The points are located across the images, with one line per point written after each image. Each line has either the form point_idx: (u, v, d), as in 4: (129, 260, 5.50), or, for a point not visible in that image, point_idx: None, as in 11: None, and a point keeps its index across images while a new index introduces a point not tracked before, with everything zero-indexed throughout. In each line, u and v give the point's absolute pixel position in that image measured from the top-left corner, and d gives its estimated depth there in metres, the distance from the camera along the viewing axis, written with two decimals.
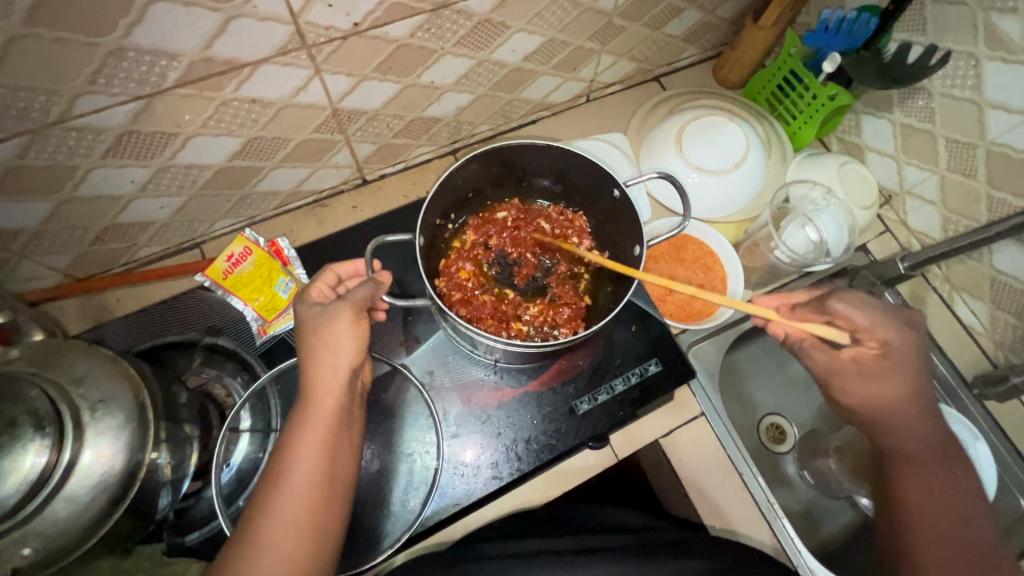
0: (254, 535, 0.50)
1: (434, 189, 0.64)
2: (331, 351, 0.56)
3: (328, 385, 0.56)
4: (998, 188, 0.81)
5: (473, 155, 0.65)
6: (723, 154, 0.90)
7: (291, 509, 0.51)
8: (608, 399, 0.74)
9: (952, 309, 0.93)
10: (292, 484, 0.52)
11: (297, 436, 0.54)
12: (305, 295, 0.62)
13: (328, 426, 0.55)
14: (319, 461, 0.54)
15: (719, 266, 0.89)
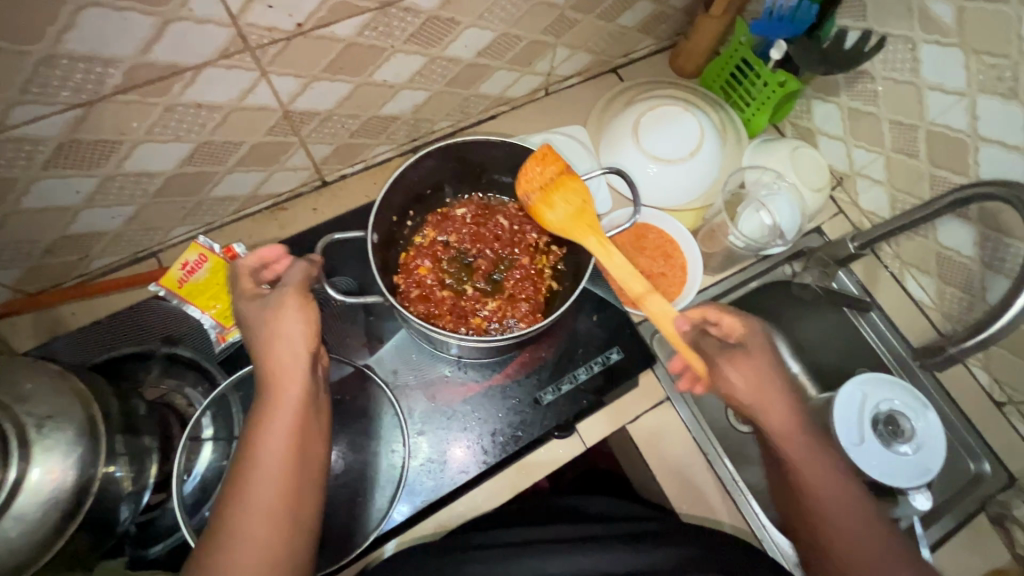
0: (227, 525, 0.50)
1: (388, 186, 0.64)
2: (284, 336, 0.57)
3: (286, 370, 0.57)
4: (938, 167, 0.84)
5: (426, 152, 0.65)
6: (679, 144, 0.92)
7: (258, 493, 0.51)
8: (572, 389, 0.75)
9: (903, 284, 0.97)
10: (256, 471, 0.52)
11: (260, 425, 0.55)
12: (238, 297, 0.61)
13: (288, 410, 0.55)
14: (284, 445, 0.54)
15: (679, 253, 0.91)
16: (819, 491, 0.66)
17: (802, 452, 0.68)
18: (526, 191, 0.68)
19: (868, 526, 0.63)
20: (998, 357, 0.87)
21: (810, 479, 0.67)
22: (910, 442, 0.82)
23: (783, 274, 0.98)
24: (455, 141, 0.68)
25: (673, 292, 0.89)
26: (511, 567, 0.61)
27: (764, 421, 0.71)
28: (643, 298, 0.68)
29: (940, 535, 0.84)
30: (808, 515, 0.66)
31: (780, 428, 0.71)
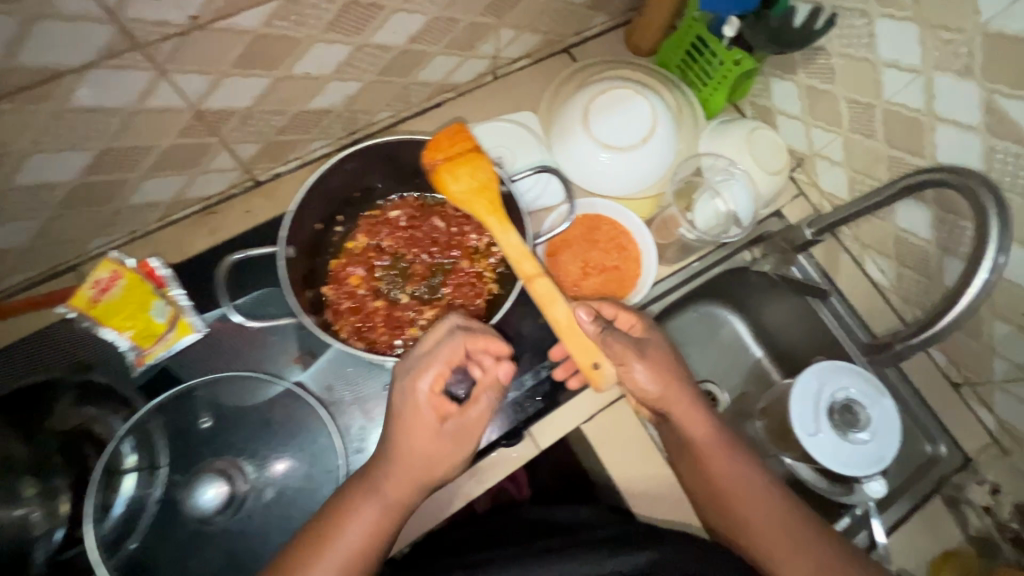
0: None
1: (303, 193, 0.59)
2: (413, 442, 0.58)
3: (398, 474, 0.58)
4: (895, 147, 0.81)
5: (345, 155, 0.60)
6: (632, 130, 0.87)
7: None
8: (518, 395, 0.74)
9: (862, 267, 0.96)
10: (332, 555, 0.55)
11: (348, 504, 0.58)
12: (433, 364, 0.59)
13: (387, 513, 0.58)
14: (363, 535, 0.56)
15: (633, 246, 0.88)
16: (748, 510, 0.66)
17: (732, 472, 0.67)
18: (430, 157, 0.59)
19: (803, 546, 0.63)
20: (955, 340, 0.87)
21: (739, 498, 0.66)
22: (867, 432, 0.81)
23: (742, 260, 0.96)
24: (381, 140, 0.63)
25: (626, 287, 0.86)
26: None
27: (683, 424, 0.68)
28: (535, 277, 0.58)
29: (896, 520, 0.85)
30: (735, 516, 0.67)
31: (708, 447, 0.68)
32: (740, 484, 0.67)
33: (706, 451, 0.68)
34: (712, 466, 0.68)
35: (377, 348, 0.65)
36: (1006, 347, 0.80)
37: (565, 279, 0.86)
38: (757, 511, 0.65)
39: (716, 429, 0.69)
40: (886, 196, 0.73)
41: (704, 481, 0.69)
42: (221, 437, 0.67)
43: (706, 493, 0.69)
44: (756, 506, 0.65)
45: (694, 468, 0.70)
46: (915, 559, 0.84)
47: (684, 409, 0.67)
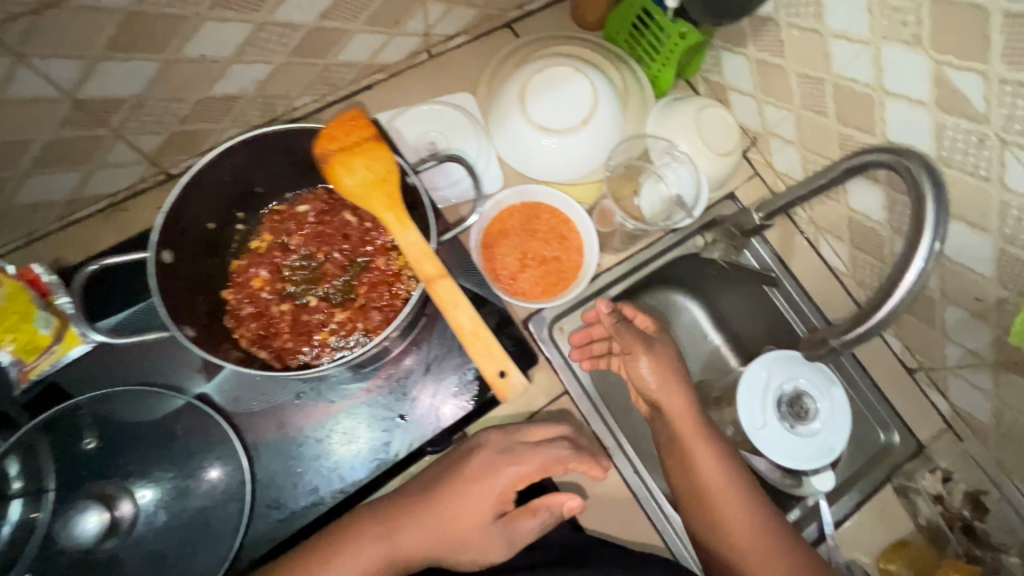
0: None
1: (178, 190, 0.53)
2: (451, 517, 0.61)
3: (417, 530, 0.61)
4: (846, 124, 0.76)
5: (225, 147, 0.53)
6: (571, 110, 0.81)
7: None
8: (444, 400, 0.67)
9: (818, 250, 0.92)
10: None
11: (352, 536, 0.60)
12: (529, 463, 0.63)
13: (388, 560, 0.60)
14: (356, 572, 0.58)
15: (575, 235, 0.84)
16: (729, 512, 0.68)
17: (715, 484, 0.69)
18: (324, 147, 0.53)
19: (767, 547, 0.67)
20: (909, 325, 0.84)
21: (712, 490, 0.69)
22: (813, 424, 0.79)
23: (693, 246, 0.90)
24: (270, 129, 0.56)
25: (567, 279, 0.83)
26: None
27: (673, 417, 0.72)
28: (436, 283, 0.55)
29: (844, 511, 0.83)
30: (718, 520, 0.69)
31: (697, 454, 0.70)
32: (727, 492, 0.69)
33: (687, 438, 0.71)
34: (692, 456, 0.70)
35: (281, 357, 0.60)
36: (959, 334, 0.77)
37: (502, 271, 0.82)
38: (728, 505, 0.69)
39: (696, 415, 0.72)
40: (829, 180, 0.68)
41: (681, 467, 0.72)
42: (106, 457, 0.62)
43: (681, 480, 0.72)
44: (728, 501, 0.69)
45: (674, 454, 0.72)
46: (864, 550, 0.82)
47: (682, 408, 0.72)
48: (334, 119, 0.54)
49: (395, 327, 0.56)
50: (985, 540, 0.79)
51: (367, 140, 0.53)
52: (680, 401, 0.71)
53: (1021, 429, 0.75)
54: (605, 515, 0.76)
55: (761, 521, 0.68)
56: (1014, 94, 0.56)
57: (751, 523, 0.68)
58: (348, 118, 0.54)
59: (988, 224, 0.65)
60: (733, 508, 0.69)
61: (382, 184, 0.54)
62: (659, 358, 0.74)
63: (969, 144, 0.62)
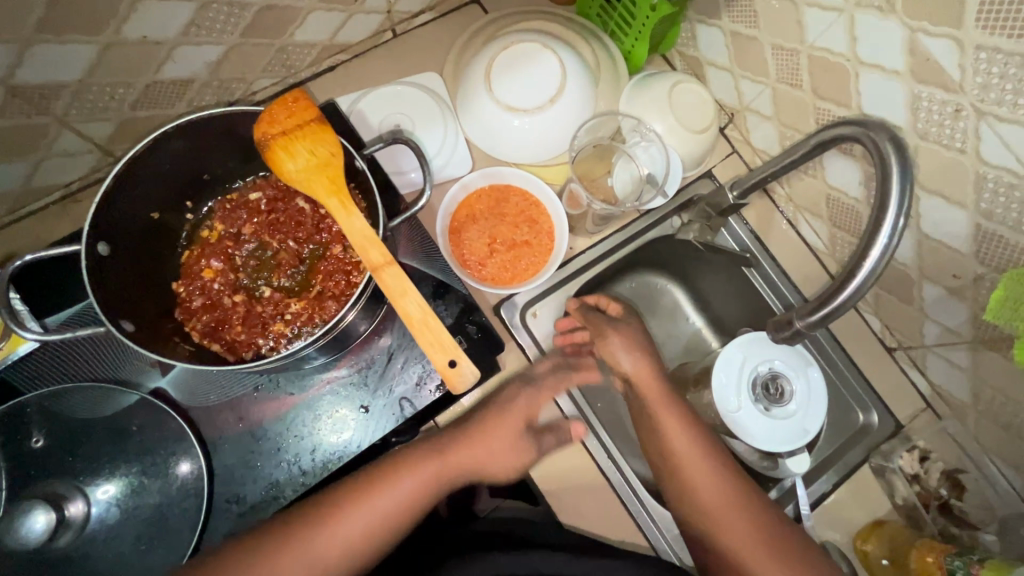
0: (315, 528, 0.58)
1: (112, 177, 0.51)
2: (486, 439, 0.67)
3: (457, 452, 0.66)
4: (823, 98, 0.73)
5: (160, 132, 0.51)
6: (538, 88, 0.77)
7: (360, 529, 0.59)
8: (405, 391, 0.67)
9: (797, 229, 0.90)
10: (384, 501, 0.61)
11: (405, 456, 0.63)
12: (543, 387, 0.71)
13: (441, 476, 0.64)
14: (412, 490, 0.62)
15: (545, 218, 0.82)
16: (692, 468, 0.72)
17: (684, 442, 0.73)
18: (264, 131, 0.51)
19: (746, 520, 0.69)
20: (888, 304, 0.82)
21: (687, 464, 0.72)
22: (788, 406, 0.78)
23: (669, 227, 0.89)
24: (210, 113, 0.54)
25: (538, 263, 0.81)
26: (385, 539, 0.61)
27: (636, 381, 0.77)
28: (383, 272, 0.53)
29: (820, 493, 0.83)
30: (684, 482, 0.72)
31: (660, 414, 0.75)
32: (692, 449, 0.72)
33: (658, 412, 0.75)
34: (666, 434, 0.74)
35: (233, 349, 0.59)
36: (937, 312, 0.75)
37: (471, 257, 0.80)
38: (705, 481, 0.71)
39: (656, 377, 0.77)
40: (800, 156, 0.66)
41: (656, 444, 0.75)
42: (54, 455, 0.60)
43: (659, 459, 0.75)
44: (705, 476, 0.71)
45: (650, 434, 0.75)
46: (841, 531, 0.82)
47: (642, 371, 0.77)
48: (274, 101, 0.52)
49: (345, 310, 0.54)
50: (963, 518, 0.79)
51: (309, 124, 0.51)
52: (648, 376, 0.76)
53: (998, 408, 0.74)
54: (576, 502, 0.74)
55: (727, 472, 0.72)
56: (989, 61, 0.53)
57: (717, 474, 0.71)
58: (289, 101, 0.51)
59: (964, 199, 0.63)
60: (701, 478, 0.71)
61: (330, 169, 0.52)
62: (622, 334, 0.79)
63: (944, 115, 0.60)
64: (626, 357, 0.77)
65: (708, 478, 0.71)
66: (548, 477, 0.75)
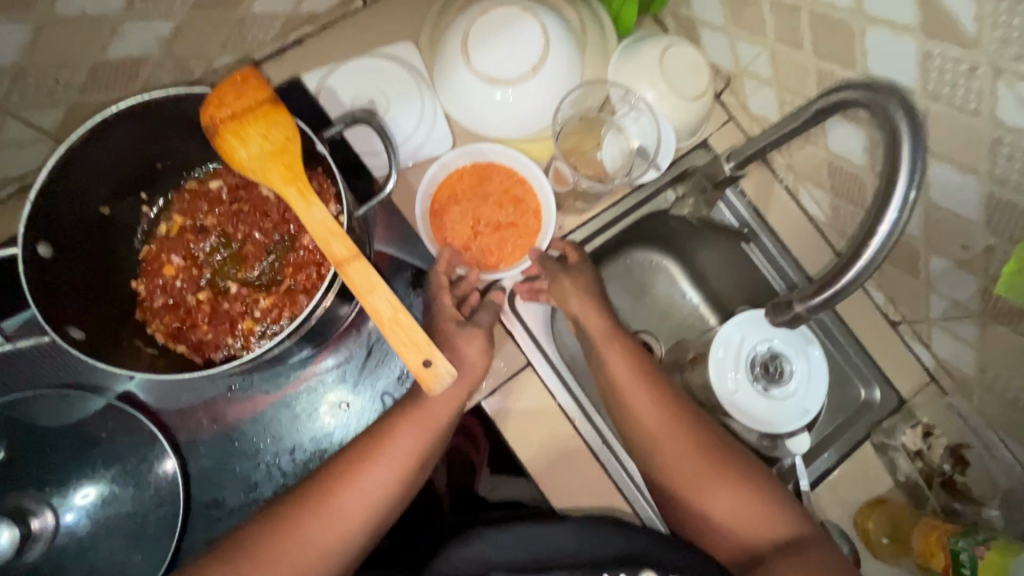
0: (326, 505, 0.54)
1: (43, 171, 0.47)
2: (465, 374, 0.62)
3: (451, 399, 0.60)
4: (825, 59, 0.67)
5: (93, 122, 0.47)
6: (517, 56, 0.71)
7: (381, 484, 0.56)
8: (387, 385, 0.64)
9: (797, 200, 0.85)
10: (390, 460, 0.57)
11: (398, 417, 0.59)
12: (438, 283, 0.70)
13: (442, 424, 0.59)
14: (414, 446, 0.58)
15: (531, 198, 0.78)
16: (639, 411, 0.68)
17: (630, 390, 0.68)
18: (213, 115, 0.48)
19: (699, 460, 0.66)
20: (893, 277, 0.79)
21: (658, 434, 0.67)
22: (788, 386, 0.75)
23: (664, 202, 0.85)
24: (149, 99, 0.50)
25: (524, 245, 0.78)
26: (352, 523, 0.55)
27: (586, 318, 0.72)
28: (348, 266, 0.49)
29: (821, 471, 0.81)
30: (636, 428, 0.68)
31: (608, 356, 0.70)
32: (637, 396, 0.68)
33: (625, 386, 0.68)
34: (634, 410, 0.68)
35: (200, 349, 0.57)
36: (944, 285, 0.71)
37: (454, 241, 0.77)
38: (676, 450, 0.66)
39: (605, 320, 0.73)
40: (796, 125, 0.61)
41: (624, 419, 0.69)
42: (17, 466, 0.58)
43: (631, 433, 0.69)
44: (678, 444, 0.66)
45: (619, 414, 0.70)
46: (843, 508, 0.80)
47: (588, 309, 0.72)
48: (223, 81, 0.49)
49: (315, 304, 0.52)
50: (966, 493, 0.76)
51: (261, 104, 0.49)
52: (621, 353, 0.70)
53: (1005, 383, 0.71)
54: (571, 490, 0.72)
55: (672, 412, 0.68)
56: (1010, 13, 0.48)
57: (665, 414, 0.67)
58: (237, 80, 0.48)
59: (978, 164, 0.58)
60: (655, 427, 0.67)
61: (287, 151, 0.49)
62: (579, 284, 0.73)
63: (957, 74, 0.55)
64: (576, 301, 0.72)
65: (654, 423, 0.67)
66: (540, 465, 0.73)
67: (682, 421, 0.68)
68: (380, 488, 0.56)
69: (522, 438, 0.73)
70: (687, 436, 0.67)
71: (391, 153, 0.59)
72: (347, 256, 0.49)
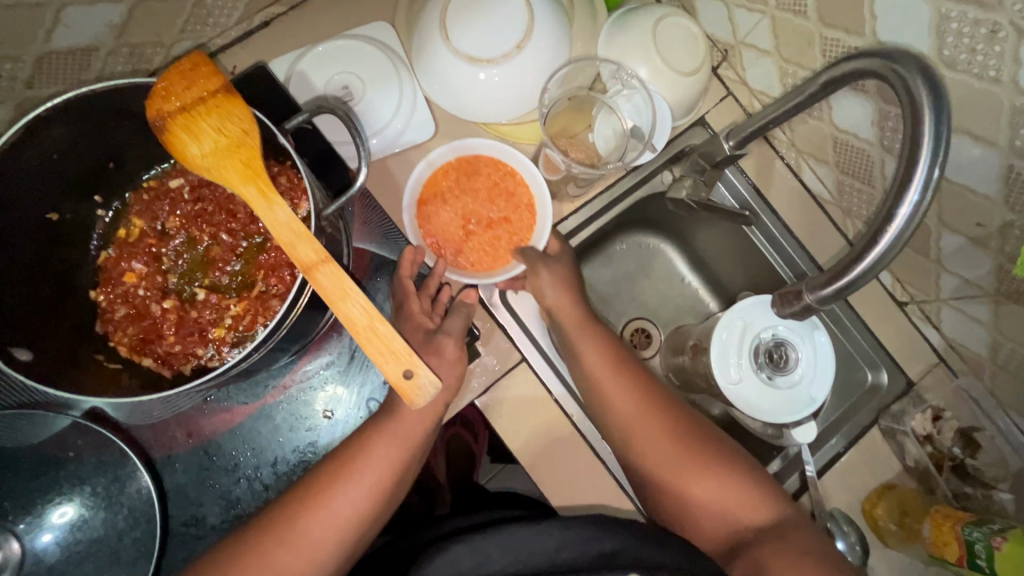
0: (298, 524, 0.53)
1: None
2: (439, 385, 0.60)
3: (426, 411, 0.59)
4: (830, 26, 0.62)
5: (22, 125, 0.44)
6: (499, 32, 0.66)
7: (354, 504, 0.55)
8: (373, 390, 0.62)
9: (800, 177, 0.81)
10: (364, 477, 0.56)
11: (370, 431, 0.57)
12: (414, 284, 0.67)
13: (417, 438, 0.58)
14: (388, 462, 0.57)
15: (523, 189, 0.73)
16: (616, 399, 0.66)
17: (605, 380, 0.67)
18: (160, 107, 0.45)
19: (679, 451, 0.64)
20: (900, 256, 0.75)
21: (639, 430, 0.65)
22: (793, 374, 0.72)
23: (660, 183, 0.81)
24: (83, 95, 0.47)
25: (520, 241, 0.73)
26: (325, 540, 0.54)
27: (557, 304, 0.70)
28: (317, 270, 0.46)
29: (828, 458, 0.78)
30: (613, 418, 0.66)
31: (582, 345, 0.68)
32: (614, 385, 0.66)
33: (604, 383, 0.67)
34: (613, 407, 0.66)
35: (168, 362, 0.56)
36: (955, 263, 0.68)
37: (446, 242, 0.73)
38: (659, 451, 0.64)
39: (577, 303, 0.70)
40: (795, 103, 0.58)
41: (606, 415, 0.66)
42: None
43: (612, 430, 0.67)
44: (658, 444, 0.64)
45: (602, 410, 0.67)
46: (851, 495, 0.78)
47: (567, 300, 0.70)
48: (171, 69, 0.46)
49: (284, 313, 0.49)
50: (976, 476, 0.74)
51: (213, 94, 0.46)
52: (600, 348, 0.68)
53: (1018, 363, 0.68)
54: (571, 492, 0.69)
55: (647, 400, 0.66)
56: None
57: (643, 403, 0.66)
58: (185, 67, 0.46)
59: (996, 136, 0.54)
60: (636, 416, 0.65)
61: (243, 145, 0.46)
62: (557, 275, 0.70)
63: (977, 38, 0.50)
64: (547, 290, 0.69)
65: (632, 412, 0.66)
66: (538, 464, 0.70)
67: (665, 417, 0.65)
68: (356, 507, 0.55)
69: (518, 437, 0.70)
70: (667, 426, 0.65)
71: (358, 141, 0.53)
72: (314, 259, 0.45)
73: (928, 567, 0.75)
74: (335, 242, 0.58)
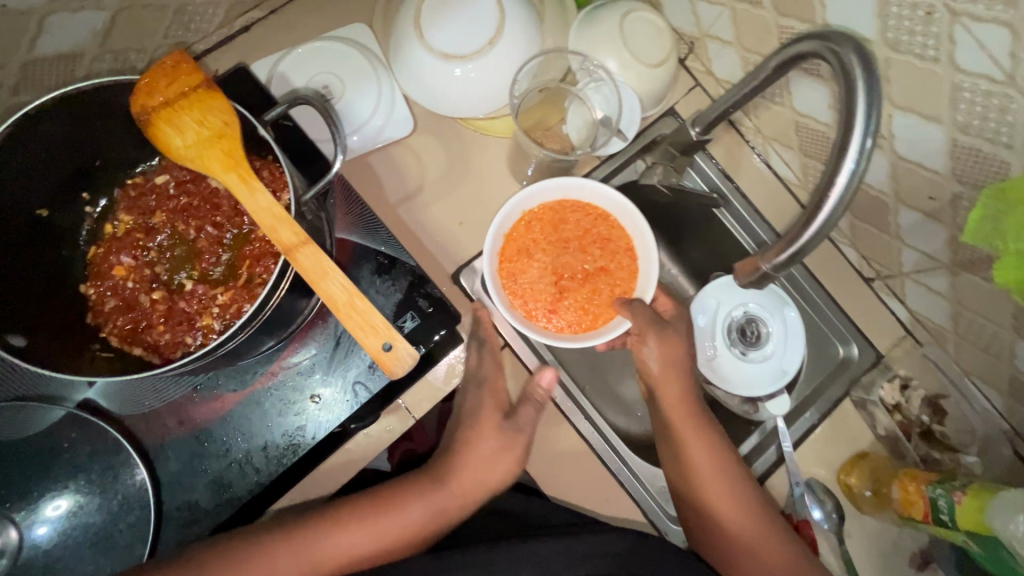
0: (319, 537, 0.61)
1: None
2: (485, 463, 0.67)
3: (467, 485, 0.67)
4: (785, 15, 0.66)
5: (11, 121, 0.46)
6: (470, 30, 0.69)
7: (369, 541, 0.63)
8: (359, 374, 0.64)
9: (768, 162, 0.84)
10: (391, 524, 0.63)
11: (415, 488, 0.65)
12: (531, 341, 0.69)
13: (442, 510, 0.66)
14: (415, 522, 0.64)
15: (617, 235, 0.76)
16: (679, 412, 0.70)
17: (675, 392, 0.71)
18: (142, 101, 0.47)
19: (722, 470, 0.68)
20: (864, 234, 0.79)
21: (686, 434, 0.69)
22: (766, 348, 0.76)
23: (633, 172, 0.83)
24: (70, 93, 0.49)
25: (624, 290, 0.76)
26: (329, 554, 0.61)
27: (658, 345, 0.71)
28: (297, 252, 0.49)
29: (802, 431, 0.81)
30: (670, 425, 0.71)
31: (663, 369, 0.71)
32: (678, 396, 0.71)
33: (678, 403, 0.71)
34: (685, 440, 0.69)
35: (158, 350, 0.58)
36: (914, 238, 0.71)
37: (544, 297, 0.77)
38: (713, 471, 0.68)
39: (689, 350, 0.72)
40: (750, 87, 0.61)
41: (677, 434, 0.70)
42: None
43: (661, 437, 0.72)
44: (716, 484, 0.67)
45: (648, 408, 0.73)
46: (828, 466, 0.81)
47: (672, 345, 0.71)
48: (154, 67, 0.48)
49: (268, 299, 0.51)
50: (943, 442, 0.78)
51: (194, 90, 0.48)
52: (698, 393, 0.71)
53: (977, 332, 0.71)
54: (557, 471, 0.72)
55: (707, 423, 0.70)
56: None
57: (700, 418, 0.70)
58: (167, 64, 0.48)
59: (940, 112, 0.58)
60: (696, 431, 0.69)
61: (225, 138, 0.49)
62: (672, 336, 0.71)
63: (915, 20, 0.53)
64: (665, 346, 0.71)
65: (687, 423, 0.70)
66: None
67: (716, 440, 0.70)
68: (369, 546, 0.63)
69: None
70: (723, 452, 0.69)
71: (336, 135, 0.56)
72: (296, 241, 0.48)
73: (901, 532, 0.78)
74: (316, 230, 0.61)
